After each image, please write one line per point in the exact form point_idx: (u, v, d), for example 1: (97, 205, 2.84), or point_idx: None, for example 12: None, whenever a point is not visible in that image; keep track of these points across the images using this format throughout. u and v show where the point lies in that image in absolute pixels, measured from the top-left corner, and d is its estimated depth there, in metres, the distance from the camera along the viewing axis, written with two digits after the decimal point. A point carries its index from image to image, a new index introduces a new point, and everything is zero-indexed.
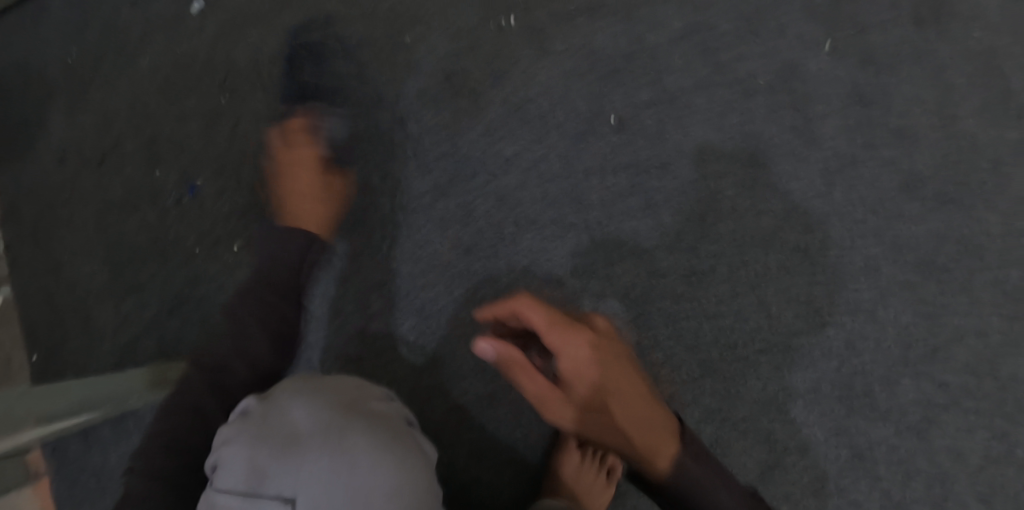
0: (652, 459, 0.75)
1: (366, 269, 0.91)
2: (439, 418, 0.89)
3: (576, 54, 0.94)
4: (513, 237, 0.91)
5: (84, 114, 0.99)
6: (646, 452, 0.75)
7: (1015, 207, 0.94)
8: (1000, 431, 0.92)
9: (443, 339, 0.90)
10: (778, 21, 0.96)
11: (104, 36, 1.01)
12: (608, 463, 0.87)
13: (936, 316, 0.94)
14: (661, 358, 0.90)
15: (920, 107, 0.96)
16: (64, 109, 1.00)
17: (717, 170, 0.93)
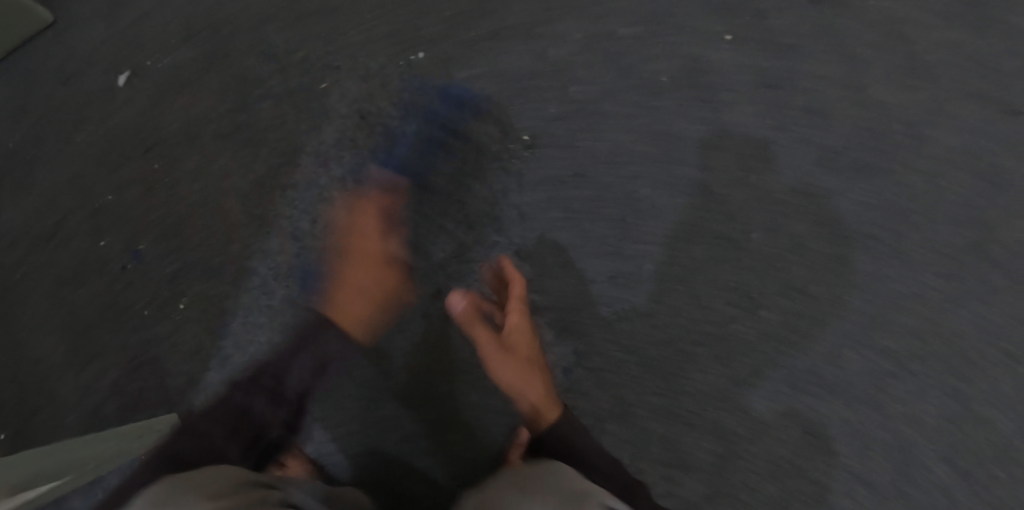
0: (540, 407, 0.83)
1: (306, 313, 0.94)
2: (395, 447, 0.92)
3: (483, 78, 0.97)
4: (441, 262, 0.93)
5: (29, 196, 1.00)
6: (536, 398, 0.84)
7: (933, 166, 0.97)
8: (952, 389, 0.94)
9: (389, 371, 0.93)
10: (676, 19, 0.98)
11: (37, 115, 1.02)
12: None
13: (873, 285, 0.95)
14: (599, 362, 0.92)
15: (828, 81, 0.98)
16: (11, 194, 1.01)
17: (627, 172, 0.94)
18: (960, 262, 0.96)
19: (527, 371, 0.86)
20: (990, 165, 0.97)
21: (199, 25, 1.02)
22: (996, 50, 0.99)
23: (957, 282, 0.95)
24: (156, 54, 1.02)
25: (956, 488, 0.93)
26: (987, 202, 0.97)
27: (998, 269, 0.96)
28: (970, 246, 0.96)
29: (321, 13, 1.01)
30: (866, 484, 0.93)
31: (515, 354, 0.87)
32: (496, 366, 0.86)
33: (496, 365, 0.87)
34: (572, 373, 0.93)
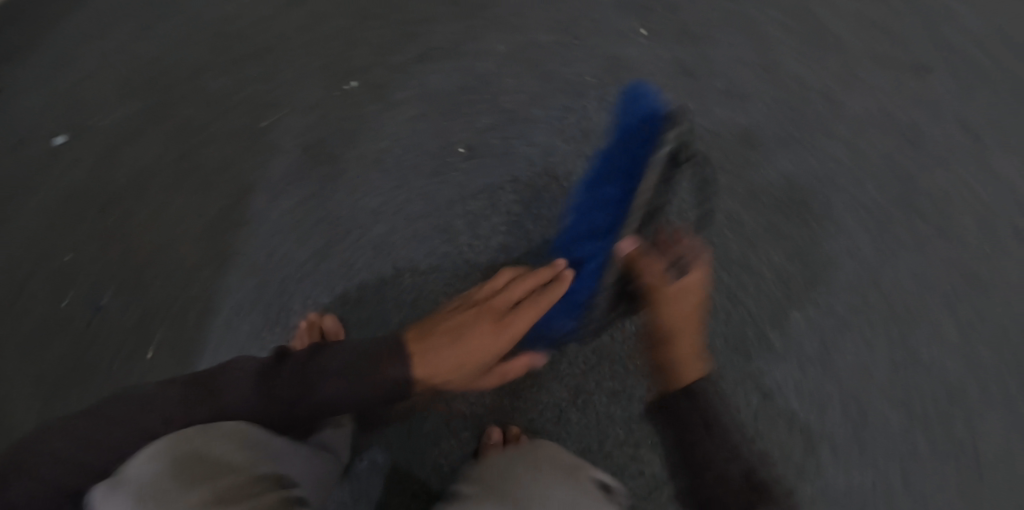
0: (687, 363, 0.89)
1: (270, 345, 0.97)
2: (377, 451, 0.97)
3: (416, 99, 1.01)
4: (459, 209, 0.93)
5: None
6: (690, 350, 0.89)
7: (852, 130, 1.02)
8: (899, 337, 0.99)
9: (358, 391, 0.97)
10: (592, 20, 1.02)
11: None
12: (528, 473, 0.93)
13: (809, 249, 1.00)
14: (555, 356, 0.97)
15: (743, 62, 1.03)
16: None
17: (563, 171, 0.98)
18: (890, 216, 1.01)
19: (689, 326, 0.89)
20: (906, 122, 1.03)
21: (139, 81, 1.07)
22: (897, 14, 1.05)
23: (889, 237, 1.00)
24: (98, 111, 1.06)
25: (914, 431, 0.97)
26: (908, 157, 1.02)
27: (927, 219, 1.00)
28: (897, 200, 1.01)
29: (254, 56, 1.05)
30: (828, 440, 0.98)
31: (683, 307, 0.89)
32: (670, 311, 0.89)
33: (667, 310, 0.89)
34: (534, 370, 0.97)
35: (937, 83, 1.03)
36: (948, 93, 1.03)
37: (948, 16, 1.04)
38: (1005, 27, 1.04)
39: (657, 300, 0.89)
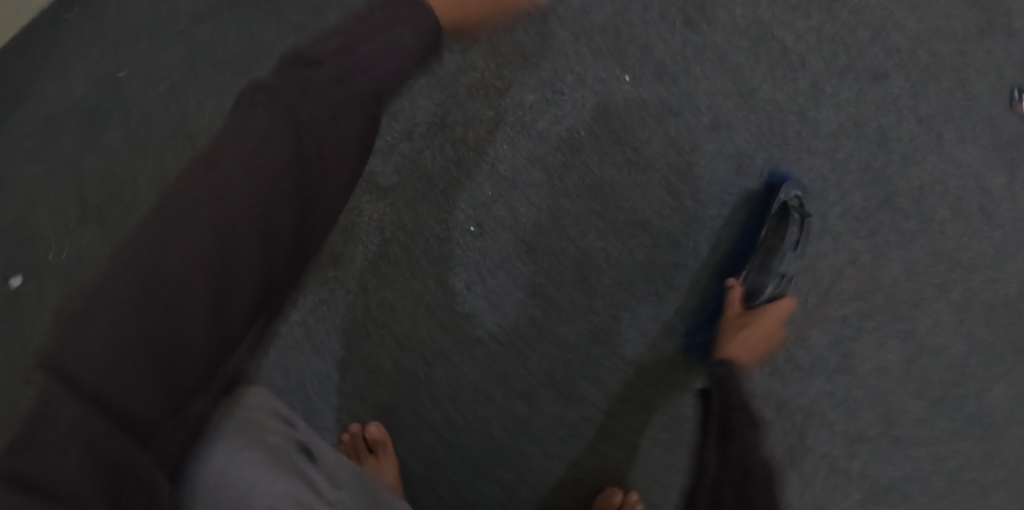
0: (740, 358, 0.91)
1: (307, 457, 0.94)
2: None
3: (407, 181, 0.97)
4: (335, 87, 0.62)
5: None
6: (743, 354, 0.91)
7: (829, 144, 1.05)
8: (907, 331, 1.04)
9: (417, 484, 0.95)
10: (576, 72, 1.01)
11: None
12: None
13: (816, 266, 1.03)
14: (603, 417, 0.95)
15: (723, 95, 1.03)
16: None
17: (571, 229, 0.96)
18: (881, 215, 1.05)
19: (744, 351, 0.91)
20: (874, 128, 1.06)
21: (96, 207, 1.02)
22: (850, 28, 1.07)
23: (878, 239, 1.04)
24: (65, 241, 1.02)
25: (932, 413, 1.04)
26: (881, 165, 1.06)
27: (909, 217, 1.05)
28: (881, 203, 1.05)
29: None
30: (863, 441, 1.03)
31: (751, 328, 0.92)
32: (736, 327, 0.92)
33: (729, 329, 0.93)
34: (584, 434, 0.95)
35: (894, 88, 1.06)
36: (904, 98, 1.07)
37: (892, 23, 1.07)
38: (945, 28, 1.07)
39: (724, 327, 0.94)
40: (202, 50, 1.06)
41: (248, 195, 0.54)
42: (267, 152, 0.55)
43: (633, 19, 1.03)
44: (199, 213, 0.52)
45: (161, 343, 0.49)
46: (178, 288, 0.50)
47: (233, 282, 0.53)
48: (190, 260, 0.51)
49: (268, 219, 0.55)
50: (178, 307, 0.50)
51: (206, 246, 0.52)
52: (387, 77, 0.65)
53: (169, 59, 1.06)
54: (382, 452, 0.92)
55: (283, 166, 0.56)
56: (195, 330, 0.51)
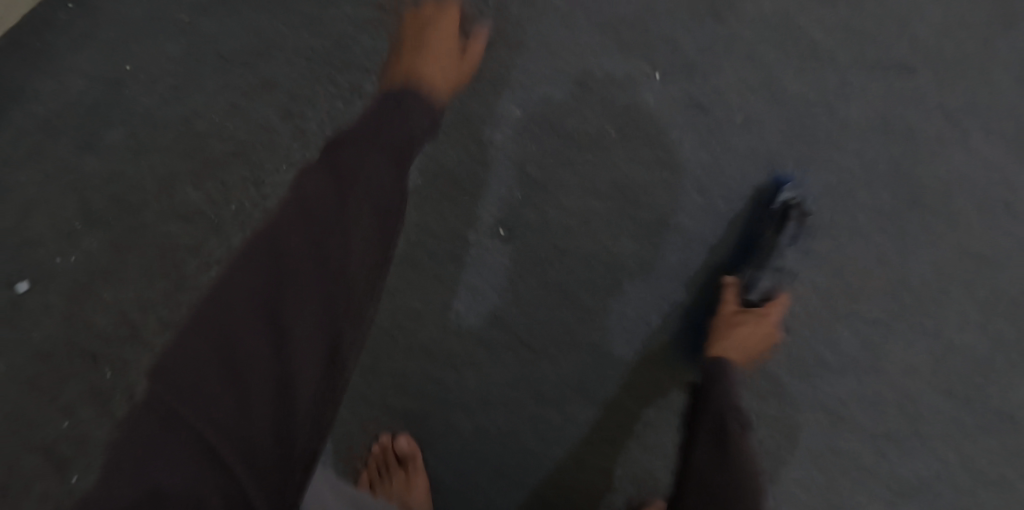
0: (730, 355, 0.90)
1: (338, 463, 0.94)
2: None
3: (434, 183, 0.95)
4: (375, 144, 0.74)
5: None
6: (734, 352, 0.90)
7: (859, 143, 1.02)
8: (934, 330, 1.02)
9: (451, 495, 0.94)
10: (603, 67, 0.98)
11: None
12: None
13: (844, 267, 1.02)
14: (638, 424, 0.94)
15: (751, 90, 1.01)
16: None
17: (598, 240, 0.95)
18: (911, 213, 1.02)
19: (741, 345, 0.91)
20: (902, 124, 1.02)
21: (102, 210, 0.97)
22: (875, 19, 1.03)
23: (906, 239, 1.02)
24: (70, 247, 0.96)
25: (960, 412, 1.02)
26: (904, 164, 1.02)
27: (937, 214, 1.02)
28: (910, 201, 1.02)
29: (237, 157, 0.98)
30: (891, 439, 1.02)
31: (745, 327, 0.92)
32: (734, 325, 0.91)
33: (726, 324, 0.92)
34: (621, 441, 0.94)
35: (921, 84, 1.02)
36: (931, 95, 1.02)
37: (917, 14, 1.02)
38: (971, 17, 1.02)
39: (719, 321, 0.93)
40: (205, 44, 1.00)
41: (302, 270, 0.63)
42: (314, 231, 0.64)
43: (657, 12, 0.99)
44: (263, 291, 0.61)
45: (247, 408, 0.57)
46: (241, 341, 0.59)
47: (300, 347, 0.60)
48: (257, 333, 0.60)
49: (324, 287, 0.63)
50: (256, 372, 0.58)
51: (274, 319, 0.61)
52: (406, 150, 0.75)
53: (171, 55, 1.00)
54: (411, 466, 0.92)
55: (335, 240, 0.65)
56: (270, 393, 0.58)
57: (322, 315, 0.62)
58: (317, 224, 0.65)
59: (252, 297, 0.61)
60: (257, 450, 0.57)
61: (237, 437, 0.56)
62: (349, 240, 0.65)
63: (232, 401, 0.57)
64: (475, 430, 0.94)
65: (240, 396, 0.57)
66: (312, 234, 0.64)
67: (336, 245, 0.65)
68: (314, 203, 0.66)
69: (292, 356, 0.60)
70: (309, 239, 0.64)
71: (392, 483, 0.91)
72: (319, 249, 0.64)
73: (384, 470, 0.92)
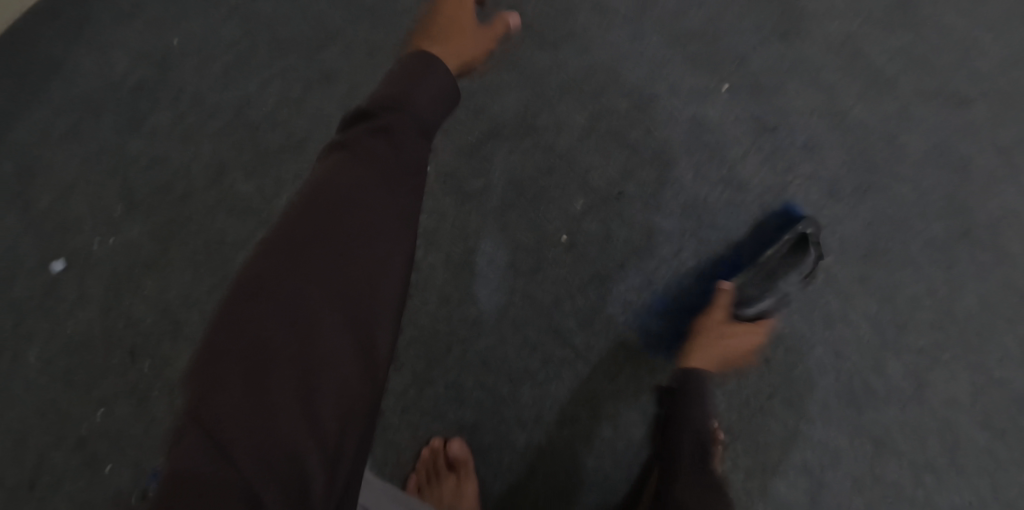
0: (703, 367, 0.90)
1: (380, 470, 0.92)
2: None
3: (497, 188, 0.96)
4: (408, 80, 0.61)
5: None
6: (708, 366, 0.90)
7: (919, 170, 0.99)
8: (977, 365, 0.97)
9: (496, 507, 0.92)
10: (669, 82, 0.99)
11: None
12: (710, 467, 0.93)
13: (896, 296, 0.97)
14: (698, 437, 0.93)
15: (815, 112, 1.00)
16: None
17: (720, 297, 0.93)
18: (968, 241, 0.99)
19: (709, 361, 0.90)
20: (958, 156, 1.00)
21: (145, 196, 0.93)
22: (936, 48, 1.02)
23: (957, 270, 0.98)
24: (108, 232, 0.93)
25: (998, 446, 0.96)
26: (962, 193, 0.99)
27: (989, 250, 0.98)
28: (961, 231, 0.99)
29: (289, 149, 0.94)
30: (933, 471, 0.95)
31: (730, 341, 0.92)
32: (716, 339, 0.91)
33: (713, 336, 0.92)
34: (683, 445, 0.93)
35: (979, 115, 1.00)
36: (990, 123, 1.00)
37: (978, 46, 1.02)
38: None
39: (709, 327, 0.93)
40: (261, 29, 0.97)
41: (323, 256, 0.55)
42: (334, 211, 0.56)
43: (727, 28, 1.00)
44: (279, 277, 0.54)
45: (262, 409, 0.50)
46: (263, 319, 0.52)
47: (321, 344, 0.53)
48: (272, 325, 0.52)
49: (346, 275, 0.55)
50: (272, 369, 0.51)
51: (292, 311, 0.53)
52: (438, 109, 0.61)
53: (224, 38, 0.97)
54: (463, 472, 0.90)
55: (356, 218, 0.56)
56: (288, 393, 0.51)
57: (344, 309, 0.54)
58: (339, 203, 0.56)
59: (268, 285, 0.53)
60: (274, 458, 0.49)
61: (253, 442, 0.49)
62: (375, 223, 0.57)
63: (248, 401, 0.50)
64: (526, 443, 0.92)
65: (254, 395, 0.50)
66: (332, 216, 0.56)
67: (359, 226, 0.56)
68: (335, 179, 0.57)
69: (308, 354, 0.52)
70: (331, 221, 0.56)
71: (442, 488, 0.89)
72: (338, 227, 0.56)
73: (431, 477, 0.90)
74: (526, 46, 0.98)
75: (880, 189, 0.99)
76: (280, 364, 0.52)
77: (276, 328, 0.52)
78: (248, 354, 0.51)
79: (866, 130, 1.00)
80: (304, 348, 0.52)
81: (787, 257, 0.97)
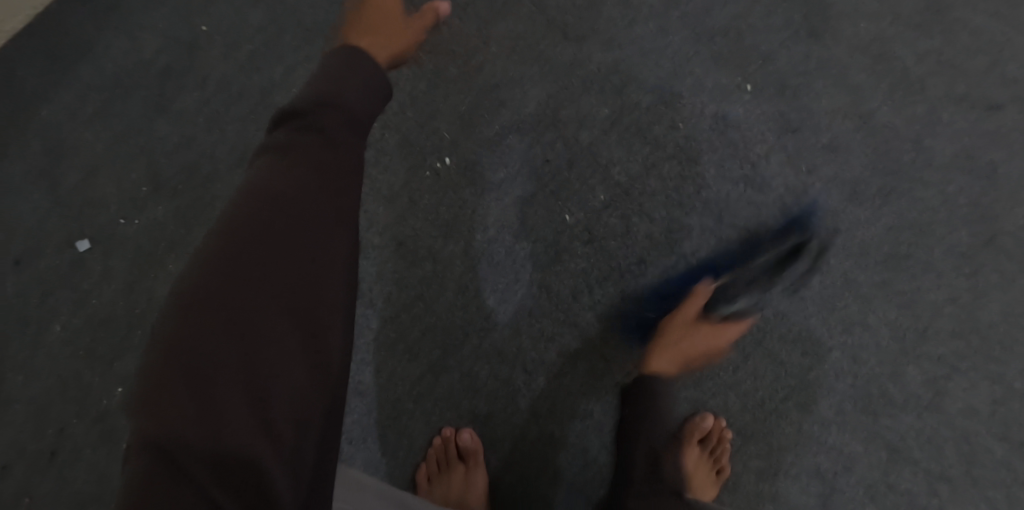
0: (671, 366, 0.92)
1: (392, 455, 0.92)
2: None
3: (518, 179, 0.96)
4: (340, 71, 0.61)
5: (13, 407, 0.90)
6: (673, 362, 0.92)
7: (946, 175, 0.98)
8: (997, 375, 0.96)
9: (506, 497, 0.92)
10: (693, 78, 0.98)
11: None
12: (718, 463, 0.94)
13: (917, 302, 0.96)
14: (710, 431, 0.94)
15: (842, 114, 0.99)
16: (7, 419, 0.90)
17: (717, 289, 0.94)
18: (993, 248, 0.97)
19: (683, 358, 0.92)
20: (986, 162, 0.98)
21: (171, 176, 0.95)
22: (968, 51, 1.00)
23: (981, 279, 0.97)
24: (132, 211, 0.94)
25: (1016, 457, 0.94)
26: (988, 200, 0.98)
27: (1014, 258, 0.97)
28: (987, 239, 0.97)
29: None
30: (946, 480, 0.94)
31: (703, 337, 0.93)
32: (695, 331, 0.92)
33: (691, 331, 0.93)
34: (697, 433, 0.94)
35: (1010, 121, 0.99)
36: (1021, 130, 0.99)
37: (1011, 50, 1.00)
38: None
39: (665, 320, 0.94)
40: (288, 15, 0.98)
41: (271, 260, 0.55)
42: (276, 214, 0.56)
43: (754, 26, 0.99)
44: (221, 282, 0.53)
45: (216, 415, 0.51)
46: (210, 328, 0.52)
47: (267, 347, 0.54)
48: (215, 334, 0.52)
49: (291, 276, 0.55)
50: (219, 379, 0.52)
51: (236, 318, 0.53)
52: (370, 105, 0.63)
53: (252, 22, 0.98)
54: (472, 461, 0.90)
55: (305, 221, 0.56)
56: (239, 401, 0.52)
57: (290, 311, 0.55)
58: (281, 206, 0.56)
59: (209, 294, 0.53)
60: (235, 461, 0.51)
61: (210, 451, 0.51)
62: (318, 223, 0.57)
63: (198, 408, 0.51)
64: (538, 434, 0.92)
65: (203, 404, 0.51)
66: (275, 219, 0.56)
67: (304, 227, 0.56)
68: (274, 181, 0.57)
69: (257, 359, 0.53)
70: (273, 223, 0.56)
71: (453, 477, 0.90)
72: (286, 229, 0.56)
73: (442, 466, 0.91)
74: (551, 36, 0.98)
75: (905, 193, 0.98)
76: (231, 372, 0.52)
77: (224, 336, 0.52)
78: (196, 364, 0.51)
79: (893, 131, 0.99)
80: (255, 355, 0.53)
81: (806, 259, 0.96)
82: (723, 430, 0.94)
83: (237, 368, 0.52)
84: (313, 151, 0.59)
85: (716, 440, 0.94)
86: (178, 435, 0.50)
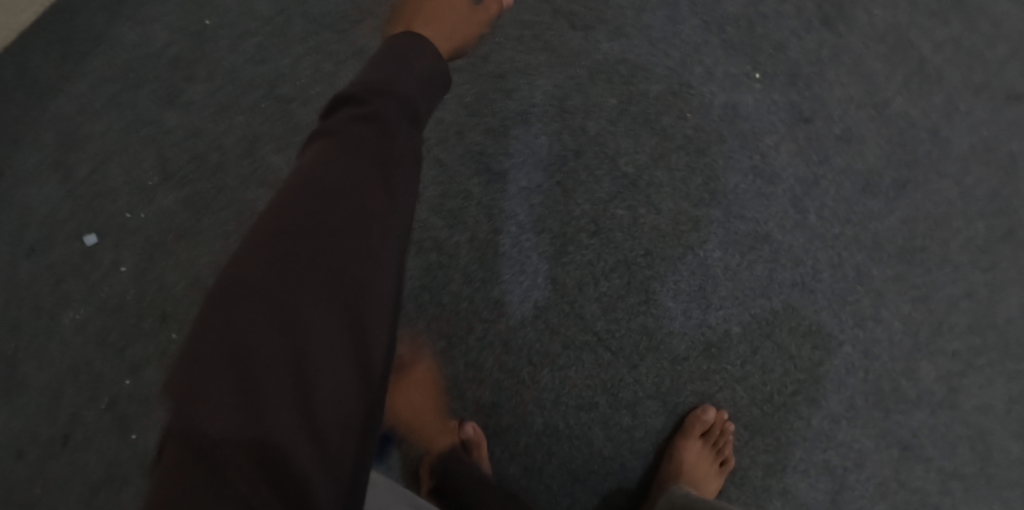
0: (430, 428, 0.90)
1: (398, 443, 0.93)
2: None
3: (524, 168, 0.96)
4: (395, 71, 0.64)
5: (24, 395, 0.91)
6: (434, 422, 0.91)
7: (963, 166, 0.96)
8: (1014, 372, 0.93)
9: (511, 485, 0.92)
10: (703, 67, 0.97)
11: (7, 296, 0.93)
12: (722, 456, 0.93)
13: (931, 297, 0.94)
14: (717, 419, 0.92)
15: (855, 104, 0.97)
16: (19, 406, 0.91)
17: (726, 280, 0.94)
18: (1010, 243, 0.95)
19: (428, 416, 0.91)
20: (1006, 153, 0.96)
21: (179, 167, 0.95)
22: (987, 40, 0.98)
23: (999, 273, 0.95)
24: (142, 200, 0.95)
25: None
26: (1006, 192, 0.95)
27: None
28: (1005, 233, 0.95)
29: None
30: (960, 478, 0.92)
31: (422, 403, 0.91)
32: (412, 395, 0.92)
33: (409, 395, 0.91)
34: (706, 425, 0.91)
35: None
36: None
37: None
38: None
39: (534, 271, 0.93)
40: (295, 5, 0.98)
41: (316, 252, 0.55)
42: (325, 207, 0.57)
43: (766, 14, 0.98)
44: (267, 272, 0.54)
45: (261, 408, 0.50)
46: (256, 316, 0.52)
47: (314, 337, 0.53)
48: (260, 327, 0.52)
49: (341, 264, 0.56)
50: (265, 369, 0.51)
51: (283, 308, 0.53)
52: (424, 102, 0.65)
53: (259, 13, 0.98)
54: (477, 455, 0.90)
55: (356, 216, 0.57)
56: (284, 394, 0.52)
57: (338, 300, 0.55)
58: (329, 200, 0.57)
59: (256, 283, 0.53)
60: (278, 457, 0.50)
61: (254, 442, 0.50)
62: (367, 219, 0.58)
63: (245, 399, 0.50)
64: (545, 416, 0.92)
65: (250, 395, 0.50)
66: (323, 213, 0.57)
67: (354, 220, 0.57)
68: (327, 171, 0.58)
69: (304, 354, 0.53)
70: (322, 216, 0.56)
71: None
72: (335, 222, 0.57)
73: None
74: (557, 25, 0.97)
75: (919, 184, 0.96)
76: (278, 365, 0.52)
77: (272, 326, 0.52)
78: (241, 353, 0.51)
79: (908, 120, 0.97)
80: (301, 347, 0.53)
81: (816, 253, 0.94)
82: (728, 424, 0.92)
83: (286, 359, 0.52)
84: (365, 144, 0.60)
85: (722, 435, 0.92)
86: (219, 424, 0.49)
